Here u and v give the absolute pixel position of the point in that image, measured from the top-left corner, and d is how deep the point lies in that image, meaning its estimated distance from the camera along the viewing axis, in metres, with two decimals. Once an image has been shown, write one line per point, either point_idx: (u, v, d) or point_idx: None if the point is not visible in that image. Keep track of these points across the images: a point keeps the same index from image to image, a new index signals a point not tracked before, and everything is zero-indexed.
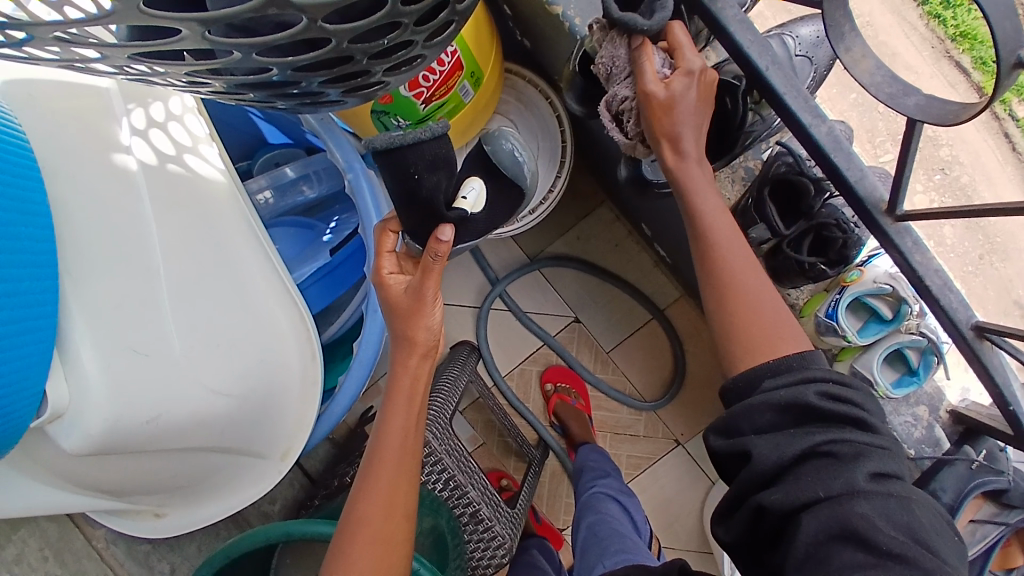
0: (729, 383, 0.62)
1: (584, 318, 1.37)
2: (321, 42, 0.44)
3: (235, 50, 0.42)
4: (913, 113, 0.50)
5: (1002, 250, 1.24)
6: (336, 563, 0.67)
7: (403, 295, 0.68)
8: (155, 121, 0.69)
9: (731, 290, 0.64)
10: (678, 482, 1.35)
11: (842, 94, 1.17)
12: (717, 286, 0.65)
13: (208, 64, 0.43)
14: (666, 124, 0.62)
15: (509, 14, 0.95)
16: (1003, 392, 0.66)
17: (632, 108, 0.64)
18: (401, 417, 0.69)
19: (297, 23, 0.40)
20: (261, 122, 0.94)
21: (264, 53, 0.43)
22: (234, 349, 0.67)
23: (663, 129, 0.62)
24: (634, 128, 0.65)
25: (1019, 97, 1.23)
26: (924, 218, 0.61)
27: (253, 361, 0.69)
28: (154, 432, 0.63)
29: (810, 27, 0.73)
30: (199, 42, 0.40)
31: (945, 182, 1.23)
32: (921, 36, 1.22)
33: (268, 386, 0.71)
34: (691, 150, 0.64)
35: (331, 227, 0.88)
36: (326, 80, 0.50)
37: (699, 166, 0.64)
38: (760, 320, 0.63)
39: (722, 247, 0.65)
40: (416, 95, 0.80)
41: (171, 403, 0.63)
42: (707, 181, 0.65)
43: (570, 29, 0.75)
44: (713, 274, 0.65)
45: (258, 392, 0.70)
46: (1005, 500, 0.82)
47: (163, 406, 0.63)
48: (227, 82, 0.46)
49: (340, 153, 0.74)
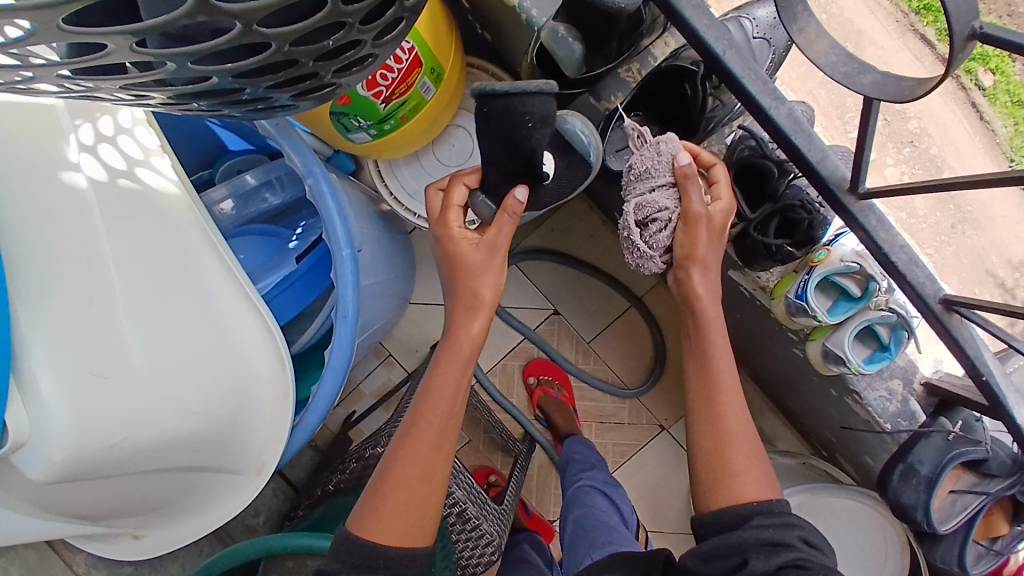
0: (709, 519, 0.64)
1: (563, 310, 1.37)
2: (263, 46, 0.42)
3: (171, 60, 0.40)
4: (869, 91, 0.50)
5: (973, 219, 1.26)
6: (366, 520, 0.65)
7: (470, 252, 0.66)
8: (104, 135, 0.67)
9: (729, 438, 0.66)
10: (664, 469, 1.36)
11: (809, 73, 1.17)
12: (713, 433, 0.67)
13: (146, 76, 0.41)
14: (700, 252, 0.64)
15: (468, 7, 0.93)
16: (974, 363, 0.67)
17: (662, 222, 0.65)
18: (448, 385, 0.67)
19: (232, 28, 0.39)
20: (220, 130, 0.92)
21: (202, 61, 0.42)
22: (198, 364, 0.65)
23: (695, 255, 0.65)
24: (661, 244, 0.66)
25: (985, 66, 1.24)
26: (886, 194, 0.61)
27: (219, 376, 0.67)
28: (120, 454, 0.61)
29: (767, 8, 0.72)
30: (131, 54, 0.39)
31: (914, 155, 1.24)
32: (886, 10, 1.22)
33: (238, 400, 0.68)
34: (714, 281, 0.67)
35: (297, 232, 0.85)
36: (274, 84, 0.48)
37: (717, 301, 0.67)
38: (741, 459, 0.65)
39: (724, 380, 0.67)
40: (374, 94, 0.78)
41: (137, 422, 0.61)
42: (719, 322, 0.68)
43: (527, 20, 0.73)
44: (712, 427, 0.66)
45: (227, 407, 0.68)
46: (984, 470, 0.83)
47: (130, 425, 0.61)
48: (169, 93, 0.44)
49: (299, 158, 0.72)
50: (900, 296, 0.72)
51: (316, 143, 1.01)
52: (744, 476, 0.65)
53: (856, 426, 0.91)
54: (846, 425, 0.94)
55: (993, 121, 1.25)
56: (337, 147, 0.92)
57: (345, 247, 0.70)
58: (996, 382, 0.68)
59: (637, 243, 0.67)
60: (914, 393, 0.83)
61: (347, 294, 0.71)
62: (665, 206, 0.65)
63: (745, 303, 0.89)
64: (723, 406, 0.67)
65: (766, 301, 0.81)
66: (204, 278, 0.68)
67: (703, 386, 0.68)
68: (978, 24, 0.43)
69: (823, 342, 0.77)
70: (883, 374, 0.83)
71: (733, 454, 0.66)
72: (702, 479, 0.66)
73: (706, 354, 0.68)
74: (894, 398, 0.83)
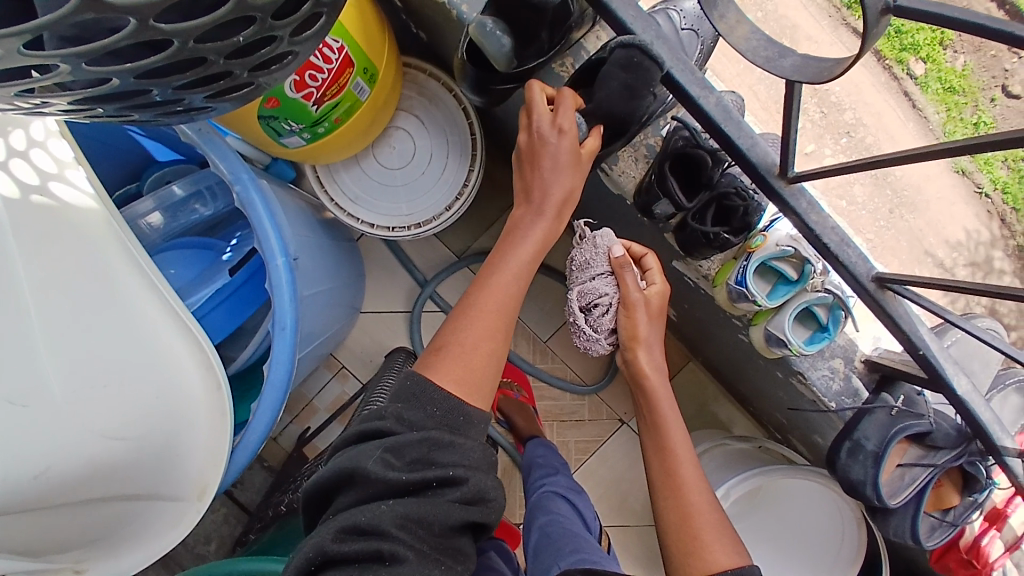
0: None
1: (518, 310, 1.37)
2: (165, 44, 0.40)
3: (63, 62, 0.37)
4: (791, 74, 0.50)
5: (910, 203, 1.31)
6: (436, 364, 0.67)
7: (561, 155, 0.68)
8: (15, 150, 0.62)
9: (693, 511, 0.71)
10: (626, 463, 1.37)
11: (747, 69, 1.20)
12: (679, 508, 0.72)
13: (40, 81, 0.38)
14: (643, 333, 0.75)
15: (401, 6, 0.92)
16: (911, 338, 0.69)
17: (605, 309, 0.76)
18: (523, 249, 0.71)
19: (128, 26, 0.36)
20: (145, 141, 0.88)
21: (98, 61, 0.39)
22: (125, 388, 0.62)
23: (638, 336, 0.75)
24: (605, 325, 0.76)
25: (916, 56, 1.30)
26: (816, 177, 0.62)
27: (148, 399, 0.63)
28: (43, 487, 0.58)
29: (693, 1, 0.73)
30: (20, 57, 0.36)
31: (851, 144, 1.28)
32: (819, 5, 1.26)
33: (170, 422, 0.65)
34: (659, 361, 0.77)
35: (231, 244, 0.82)
36: (183, 84, 0.46)
37: (665, 381, 0.77)
38: (701, 520, 0.70)
39: (679, 450, 0.74)
40: (304, 96, 0.76)
41: (58, 453, 0.58)
42: (669, 401, 0.78)
43: (458, 16, 0.71)
44: (675, 496, 0.72)
45: (159, 430, 0.64)
46: (929, 442, 0.85)
47: (57, 453, 0.58)
48: (69, 97, 0.42)
49: (224, 164, 0.69)
50: (834, 276, 0.74)
51: (251, 151, 0.98)
52: (704, 535, 0.69)
53: (804, 408, 0.94)
54: (795, 408, 0.96)
55: (925, 108, 1.31)
56: (272, 154, 0.89)
57: (278, 255, 0.68)
58: (934, 356, 0.70)
59: (582, 325, 0.77)
60: (855, 370, 0.86)
61: (285, 304, 0.69)
62: (606, 294, 0.75)
63: (691, 293, 0.90)
64: (679, 474, 0.73)
65: (710, 289, 0.82)
66: (129, 293, 0.64)
67: (660, 459, 0.75)
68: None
69: (767, 327, 0.79)
70: (825, 354, 0.85)
71: (687, 508, 0.71)
72: (672, 549, 0.71)
73: (662, 429, 0.76)
74: (836, 375, 0.86)
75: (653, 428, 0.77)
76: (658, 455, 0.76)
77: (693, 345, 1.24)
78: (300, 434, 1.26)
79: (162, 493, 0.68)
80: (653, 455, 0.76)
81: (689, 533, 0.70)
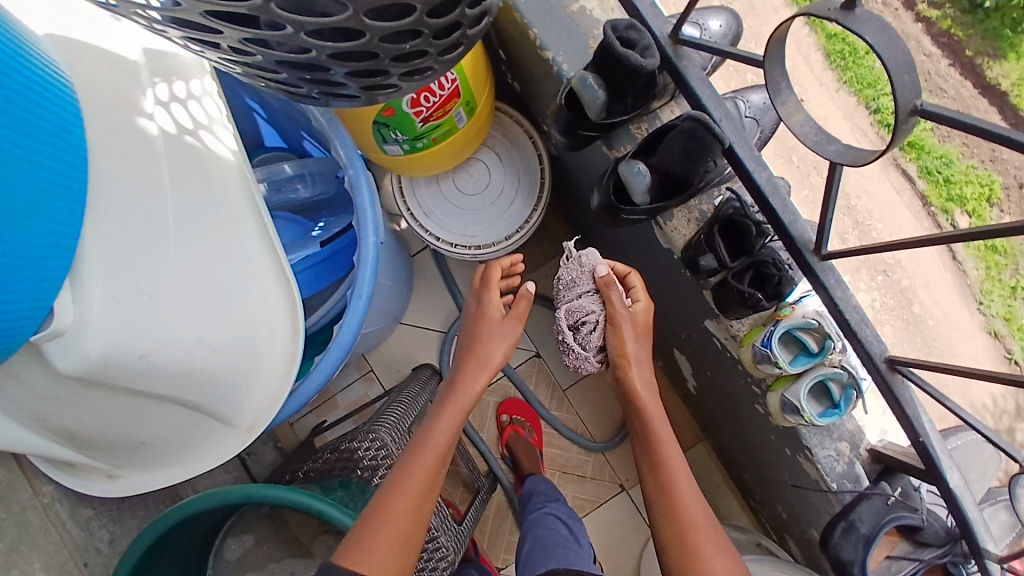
0: None
1: (545, 354, 1.43)
2: (355, 36, 0.52)
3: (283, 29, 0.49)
4: (835, 157, 0.60)
5: (938, 352, 1.37)
6: (357, 554, 0.70)
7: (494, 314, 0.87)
8: (175, 97, 0.75)
9: (689, 523, 0.76)
10: (618, 528, 1.39)
11: (800, 185, 1.32)
12: (676, 517, 0.77)
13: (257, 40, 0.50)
14: (630, 349, 0.81)
15: (504, 58, 1.07)
16: (913, 423, 0.75)
17: (591, 325, 0.83)
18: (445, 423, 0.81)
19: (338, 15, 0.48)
20: (264, 125, 1.03)
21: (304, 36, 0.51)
22: (220, 305, 0.70)
23: (626, 352, 0.82)
24: (592, 343, 0.83)
25: (961, 209, 1.40)
26: (846, 256, 0.71)
27: (235, 322, 0.71)
28: (141, 369, 0.64)
29: (759, 96, 0.86)
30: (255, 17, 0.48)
31: (886, 282, 1.36)
32: (871, 141, 1.39)
33: (251, 347, 0.73)
34: (649, 377, 0.83)
35: (320, 225, 0.95)
36: (350, 71, 0.57)
37: (656, 394, 0.83)
38: (704, 538, 0.75)
39: (677, 467, 0.79)
40: (416, 113, 0.88)
41: (159, 342, 0.64)
42: (659, 410, 0.84)
43: (558, 72, 0.88)
44: (670, 504, 0.77)
45: (243, 350, 0.73)
46: (919, 539, 0.88)
47: (156, 341, 0.64)
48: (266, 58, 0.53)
49: (343, 151, 0.81)
50: (849, 358, 0.81)
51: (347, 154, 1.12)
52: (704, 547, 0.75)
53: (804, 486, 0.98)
54: (794, 487, 1.00)
55: (963, 260, 1.40)
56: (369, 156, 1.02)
57: (371, 235, 0.79)
58: (932, 445, 0.76)
59: (570, 344, 0.84)
60: (859, 458, 0.90)
61: (365, 277, 0.79)
62: (591, 311, 0.82)
63: (715, 355, 0.97)
64: (677, 490, 0.78)
65: (735, 349, 0.90)
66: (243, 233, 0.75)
67: (655, 473, 0.80)
68: (922, 103, 0.51)
69: (783, 396, 0.85)
70: (832, 436, 0.90)
71: (687, 524, 0.76)
72: (668, 551, 0.76)
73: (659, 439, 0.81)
74: (841, 462, 0.90)
75: (648, 436, 0.82)
76: (652, 472, 0.80)
77: (706, 417, 1.29)
78: (316, 423, 1.33)
79: (217, 414, 0.75)
80: (646, 464, 0.81)
81: (683, 539, 0.75)
